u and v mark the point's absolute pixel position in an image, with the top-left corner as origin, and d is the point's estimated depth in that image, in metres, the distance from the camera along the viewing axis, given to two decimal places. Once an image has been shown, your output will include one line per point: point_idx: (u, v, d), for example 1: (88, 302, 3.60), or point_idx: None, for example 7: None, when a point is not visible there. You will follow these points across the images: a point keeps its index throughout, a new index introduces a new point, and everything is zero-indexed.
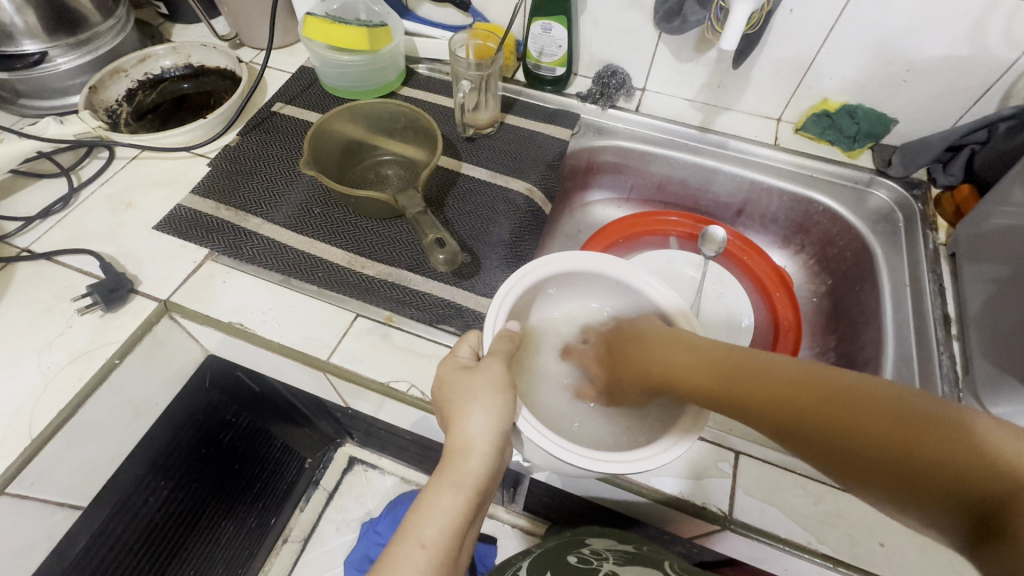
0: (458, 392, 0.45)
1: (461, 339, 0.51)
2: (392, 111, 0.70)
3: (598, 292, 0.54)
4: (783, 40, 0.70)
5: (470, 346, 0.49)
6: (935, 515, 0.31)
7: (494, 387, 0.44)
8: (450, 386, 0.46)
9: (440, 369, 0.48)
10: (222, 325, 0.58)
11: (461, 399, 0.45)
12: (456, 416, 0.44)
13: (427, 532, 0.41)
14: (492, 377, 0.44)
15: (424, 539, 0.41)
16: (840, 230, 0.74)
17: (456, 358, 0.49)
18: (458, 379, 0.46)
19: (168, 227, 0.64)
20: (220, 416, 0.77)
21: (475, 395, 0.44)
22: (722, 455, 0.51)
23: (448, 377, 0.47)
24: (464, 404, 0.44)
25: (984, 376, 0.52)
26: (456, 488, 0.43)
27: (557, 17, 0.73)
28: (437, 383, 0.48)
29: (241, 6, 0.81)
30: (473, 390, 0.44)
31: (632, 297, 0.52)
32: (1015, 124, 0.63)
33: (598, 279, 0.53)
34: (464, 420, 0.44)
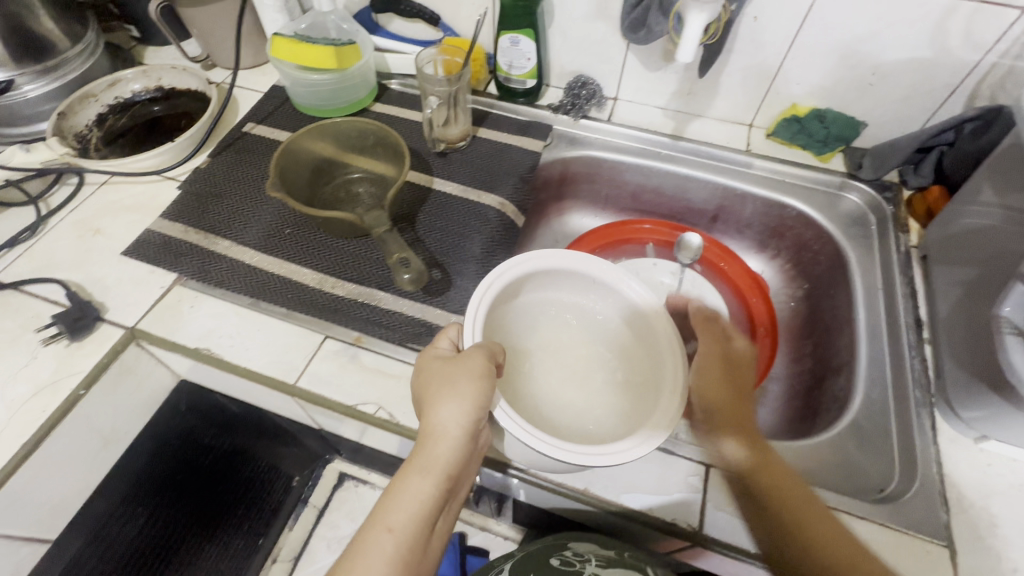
0: (436, 381, 0.45)
1: (443, 328, 0.51)
2: (361, 129, 0.69)
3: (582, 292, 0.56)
4: (749, 47, 0.70)
5: (451, 336, 0.50)
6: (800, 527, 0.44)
7: (471, 377, 0.44)
8: (429, 375, 0.46)
9: (420, 358, 0.49)
10: (189, 351, 0.57)
11: (439, 388, 0.45)
12: (432, 405, 0.45)
13: (396, 518, 0.41)
14: (469, 368, 0.44)
15: (391, 525, 0.41)
16: (814, 235, 0.74)
17: (436, 347, 0.49)
18: (436, 369, 0.46)
19: (135, 252, 0.64)
20: (198, 440, 0.76)
21: (451, 385, 0.44)
22: (693, 469, 0.50)
23: (427, 366, 0.47)
24: (441, 394, 0.44)
25: (955, 381, 0.51)
26: (428, 475, 0.43)
27: (524, 31, 0.72)
28: (416, 371, 0.49)
29: (210, 28, 0.81)
30: (450, 379, 0.44)
31: (615, 299, 0.54)
32: (981, 124, 0.63)
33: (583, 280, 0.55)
34: (440, 409, 0.44)
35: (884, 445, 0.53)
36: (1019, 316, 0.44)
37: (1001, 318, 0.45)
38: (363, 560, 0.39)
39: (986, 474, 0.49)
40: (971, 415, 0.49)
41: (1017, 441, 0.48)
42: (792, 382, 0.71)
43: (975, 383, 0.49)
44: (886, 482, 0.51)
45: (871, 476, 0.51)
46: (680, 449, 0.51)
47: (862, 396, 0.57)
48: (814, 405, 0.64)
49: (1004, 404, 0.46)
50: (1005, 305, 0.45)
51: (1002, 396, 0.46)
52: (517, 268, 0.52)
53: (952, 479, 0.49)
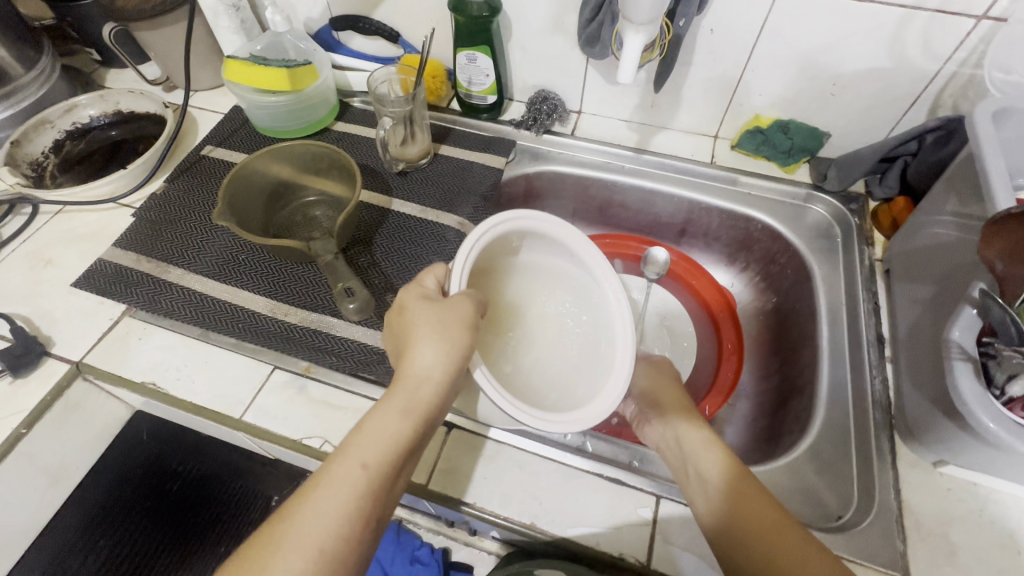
0: (421, 323, 0.45)
1: (429, 268, 0.51)
2: (314, 151, 0.68)
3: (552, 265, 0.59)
4: (708, 59, 0.69)
5: (436, 277, 0.50)
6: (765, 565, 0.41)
7: (458, 325, 0.45)
8: (413, 316, 0.46)
9: (403, 296, 0.48)
10: (136, 386, 0.56)
11: (422, 330, 0.45)
12: (415, 347, 0.44)
13: (369, 454, 0.40)
14: (458, 316, 0.45)
15: (362, 459, 0.39)
16: (781, 248, 0.72)
17: (422, 287, 0.49)
18: (421, 310, 0.46)
19: (84, 283, 0.63)
20: (165, 465, 0.73)
21: (438, 329, 0.44)
22: (642, 501, 0.50)
23: (411, 306, 0.47)
24: (425, 337, 0.44)
25: (914, 405, 0.50)
26: (406, 414, 0.42)
27: (480, 48, 0.71)
28: (396, 308, 0.48)
29: (167, 50, 0.80)
30: (438, 323, 0.44)
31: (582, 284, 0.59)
32: (943, 135, 0.62)
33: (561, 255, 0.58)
34: (425, 353, 0.44)
35: (842, 470, 0.52)
36: (968, 340, 0.43)
37: (951, 342, 0.43)
38: (327, 491, 0.37)
39: (945, 500, 0.48)
40: (928, 439, 0.48)
41: (974, 467, 0.47)
42: (759, 399, 0.69)
43: (931, 408, 0.48)
44: (842, 509, 0.49)
45: (827, 503, 0.50)
46: (631, 479, 0.51)
47: (821, 418, 0.55)
48: (778, 425, 0.62)
49: (958, 431, 0.44)
50: (953, 329, 0.44)
51: (955, 423, 0.45)
52: (517, 226, 0.53)
53: (910, 507, 0.48)
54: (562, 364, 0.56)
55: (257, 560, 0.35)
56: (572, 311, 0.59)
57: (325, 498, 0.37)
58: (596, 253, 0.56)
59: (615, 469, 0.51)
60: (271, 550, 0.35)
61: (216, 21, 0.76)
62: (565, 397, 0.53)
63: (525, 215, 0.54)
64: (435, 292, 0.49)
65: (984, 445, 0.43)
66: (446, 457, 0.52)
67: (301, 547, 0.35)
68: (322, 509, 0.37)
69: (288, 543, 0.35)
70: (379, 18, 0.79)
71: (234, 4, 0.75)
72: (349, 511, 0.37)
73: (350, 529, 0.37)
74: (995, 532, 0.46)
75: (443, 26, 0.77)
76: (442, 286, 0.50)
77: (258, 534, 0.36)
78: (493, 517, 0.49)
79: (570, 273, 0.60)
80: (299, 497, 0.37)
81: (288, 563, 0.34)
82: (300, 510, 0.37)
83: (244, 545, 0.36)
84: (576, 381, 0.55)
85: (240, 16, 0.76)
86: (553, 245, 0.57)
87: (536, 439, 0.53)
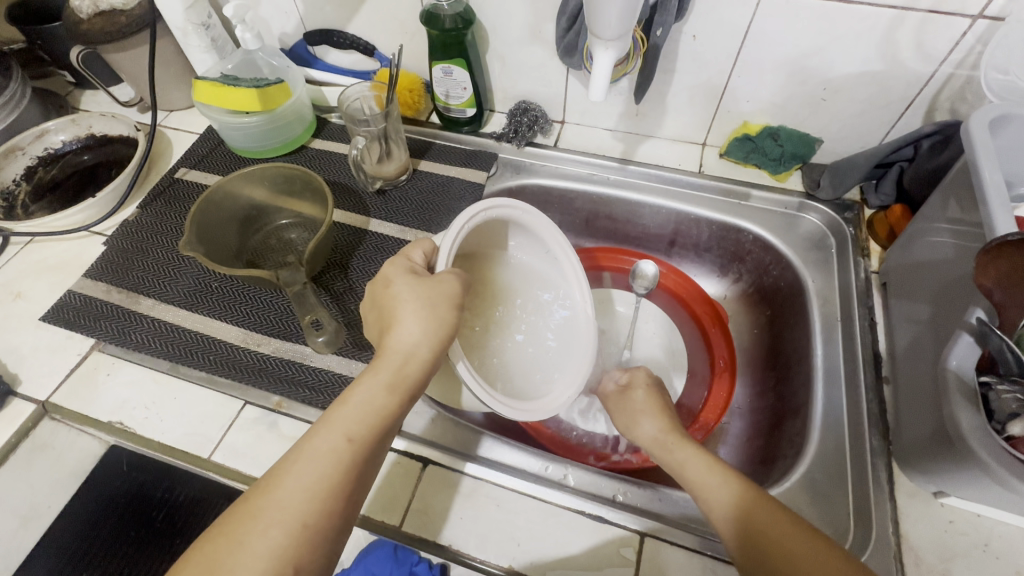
0: (408, 298, 0.43)
1: (414, 243, 0.48)
2: (286, 175, 0.66)
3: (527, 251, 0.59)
4: (691, 66, 0.66)
5: (423, 252, 0.47)
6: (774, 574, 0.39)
7: (446, 303, 0.43)
8: (398, 294, 0.44)
9: (387, 270, 0.45)
10: (103, 426, 0.55)
11: (408, 307, 0.43)
12: (401, 325, 0.42)
13: (354, 425, 0.38)
14: (448, 292, 0.43)
15: (346, 432, 0.38)
16: (773, 260, 0.69)
17: (408, 261, 0.46)
18: (407, 287, 0.43)
19: (54, 317, 0.61)
20: (150, 496, 0.59)
21: (426, 306, 0.42)
22: (626, 540, 0.47)
23: (396, 283, 0.44)
24: (412, 317, 0.42)
25: (912, 433, 0.48)
26: (392, 389, 0.40)
27: (456, 61, 0.69)
28: (378, 283, 0.46)
29: (138, 71, 0.78)
30: (428, 300, 0.43)
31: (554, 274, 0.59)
32: (939, 140, 0.59)
33: (537, 243, 0.58)
34: (412, 332, 0.42)
35: (838, 501, 0.49)
36: (967, 368, 0.41)
37: (948, 371, 0.41)
38: (309, 462, 0.36)
39: (945, 533, 0.46)
40: (925, 469, 0.46)
41: (976, 499, 0.44)
42: (754, 418, 0.67)
43: (928, 438, 0.45)
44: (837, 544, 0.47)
45: None
46: (614, 516, 0.48)
47: (815, 444, 0.53)
48: (773, 448, 0.60)
49: (957, 464, 0.42)
50: (951, 356, 0.41)
51: (951, 455, 0.42)
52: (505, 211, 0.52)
53: (908, 541, 0.46)
54: (508, 340, 0.57)
55: (236, 532, 0.34)
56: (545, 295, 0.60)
57: (307, 469, 0.36)
58: (571, 251, 0.57)
59: (597, 505, 0.49)
60: (250, 519, 0.34)
61: (185, 40, 0.74)
62: (520, 377, 0.55)
63: (507, 202, 0.52)
64: (422, 268, 0.46)
65: (983, 479, 0.41)
66: (421, 497, 0.50)
67: (282, 519, 0.34)
68: (303, 481, 0.36)
69: (268, 513, 0.34)
70: (354, 32, 0.77)
71: (203, 23, 0.73)
72: (331, 483, 0.36)
73: (332, 500, 0.36)
74: (998, 567, 0.44)
75: (418, 39, 0.75)
76: (427, 262, 0.47)
77: (238, 505, 0.35)
78: (469, 560, 0.47)
79: (537, 256, 0.60)
80: (280, 468, 0.36)
81: (267, 532, 0.33)
82: (281, 482, 0.35)
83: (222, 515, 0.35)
84: (529, 361, 0.57)
85: (210, 34, 0.74)
86: (521, 231, 0.56)
87: (515, 474, 0.51)
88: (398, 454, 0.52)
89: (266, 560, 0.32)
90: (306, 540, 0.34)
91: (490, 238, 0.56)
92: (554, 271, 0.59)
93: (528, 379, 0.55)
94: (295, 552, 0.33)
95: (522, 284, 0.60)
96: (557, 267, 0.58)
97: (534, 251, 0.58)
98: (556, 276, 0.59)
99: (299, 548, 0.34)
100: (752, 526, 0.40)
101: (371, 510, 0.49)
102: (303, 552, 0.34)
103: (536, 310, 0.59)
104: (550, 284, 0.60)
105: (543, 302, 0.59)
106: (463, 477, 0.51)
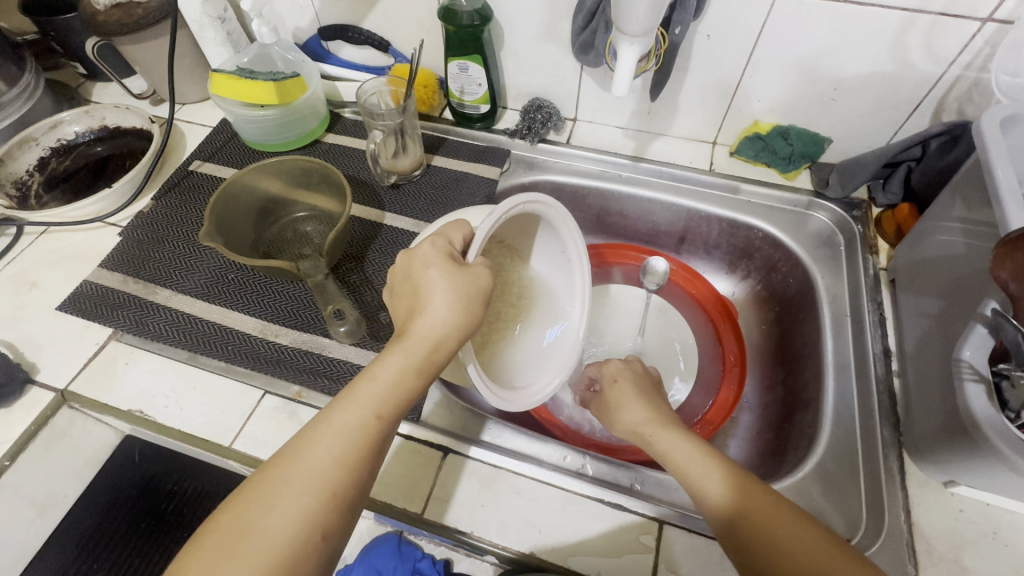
0: (443, 288, 0.41)
1: (453, 224, 0.46)
2: (304, 167, 0.66)
3: (548, 248, 0.59)
4: (705, 65, 0.67)
5: (463, 237, 0.45)
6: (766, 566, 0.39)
7: (479, 298, 0.42)
8: (429, 283, 0.42)
9: (424, 251, 0.43)
10: (122, 414, 0.55)
11: (441, 296, 0.41)
12: (432, 315, 0.41)
13: (382, 404, 0.39)
14: (482, 287, 0.42)
15: (375, 409, 0.38)
16: (782, 256, 0.70)
17: (448, 244, 0.44)
18: (441, 277, 0.41)
19: (71, 307, 0.61)
20: (160, 487, 0.69)
21: (461, 299, 0.41)
22: (645, 527, 0.48)
23: (428, 268, 0.42)
24: (443, 310, 0.41)
25: (926, 426, 0.49)
26: (420, 373, 0.40)
27: (472, 57, 0.69)
28: (411, 262, 0.43)
29: (153, 63, 0.78)
30: (462, 292, 0.41)
31: (566, 269, 0.60)
32: (948, 140, 0.60)
33: (556, 240, 0.58)
34: (441, 325, 0.41)
35: (851, 491, 0.51)
36: (981, 360, 0.42)
37: (962, 362, 0.42)
38: (338, 436, 0.37)
39: (956, 522, 0.47)
40: (938, 459, 0.47)
41: (986, 488, 0.46)
42: (764, 411, 0.68)
43: (942, 431, 0.46)
44: (850, 532, 0.48)
45: (835, 525, 0.49)
46: (632, 505, 0.49)
47: (827, 436, 0.54)
48: (784, 441, 0.61)
49: (969, 453, 0.43)
50: (964, 348, 0.42)
51: (963, 445, 0.43)
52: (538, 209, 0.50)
53: (920, 530, 0.47)
54: (506, 326, 0.59)
55: (267, 495, 0.34)
56: (560, 286, 0.61)
57: (338, 442, 0.36)
58: (583, 247, 0.57)
59: (616, 494, 0.50)
60: (280, 485, 0.35)
61: (201, 33, 0.74)
62: (523, 366, 0.57)
63: (543, 199, 0.50)
64: (460, 255, 0.44)
65: (998, 468, 0.42)
66: (442, 484, 0.51)
67: (314, 485, 0.35)
68: (333, 453, 0.36)
69: (300, 479, 0.35)
70: (369, 27, 0.78)
71: (219, 16, 0.73)
72: (358, 458, 0.36)
73: (359, 473, 0.36)
74: (1008, 555, 0.45)
75: (433, 35, 0.75)
76: (466, 245, 0.45)
77: (267, 469, 0.36)
78: (492, 547, 0.47)
79: (553, 250, 0.59)
80: (307, 437, 0.37)
81: (299, 498, 0.34)
82: (310, 451, 0.36)
83: (251, 478, 0.36)
84: (530, 348, 0.59)
85: (226, 28, 0.75)
86: (539, 223, 0.55)
87: (534, 463, 0.51)
88: (418, 442, 0.53)
89: (298, 524, 0.33)
90: (333, 508, 0.35)
91: (514, 227, 0.56)
92: (561, 263, 0.60)
93: (532, 368, 0.56)
94: (324, 519, 0.34)
95: (524, 272, 0.61)
96: (564, 259, 0.59)
97: (546, 244, 0.59)
98: (560, 268, 0.60)
99: (328, 516, 0.34)
100: (744, 509, 0.42)
101: (394, 498, 0.50)
102: (330, 520, 0.34)
103: (536, 299, 0.61)
104: (553, 273, 0.61)
105: (553, 294, 0.61)
106: (484, 466, 0.51)
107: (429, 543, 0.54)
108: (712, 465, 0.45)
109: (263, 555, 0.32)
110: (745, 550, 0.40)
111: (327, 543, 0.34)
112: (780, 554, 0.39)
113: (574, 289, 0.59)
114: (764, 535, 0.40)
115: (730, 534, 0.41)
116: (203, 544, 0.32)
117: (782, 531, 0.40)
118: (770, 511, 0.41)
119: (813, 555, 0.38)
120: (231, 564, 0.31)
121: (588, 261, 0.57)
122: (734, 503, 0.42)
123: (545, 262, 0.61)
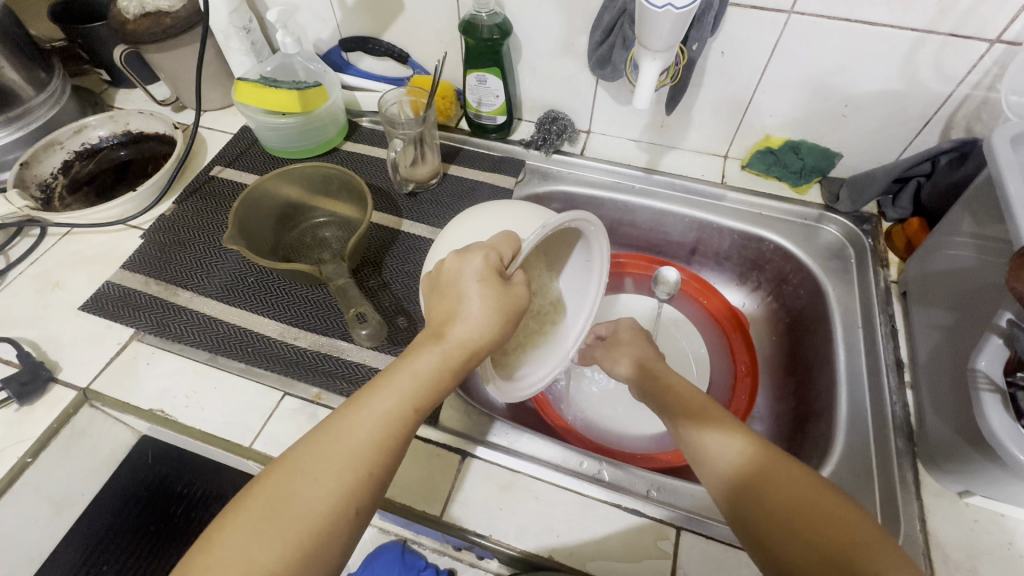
0: (482, 306, 0.41)
1: (504, 235, 0.43)
2: (326, 174, 0.67)
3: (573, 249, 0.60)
4: (718, 81, 0.69)
5: (514, 251, 0.43)
6: (770, 517, 0.39)
7: (513, 312, 0.43)
8: (469, 294, 0.41)
9: (472, 262, 0.41)
10: (144, 413, 0.55)
11: (478, 315, 0.41)
12: (470, 323, 0.42)
13: (419, 397, 0.39)
14: (515, 306, 0.43)
15: (412, 401, 0.39)
16: (794, 269, 0.71)
17: (499, 259, 0.42)
18: (484, 293, 0.41)
19: (95, 306, 0.62)
20: (170, 489, 0.70)
21: (499, 315, 0.42)
22: (662, 533, 0.49)
23: (472, 280, 0.41)
24: (482, 320, 0.42)
25: (941, 437, 0.49)
26: (453, 373, 0.41)
27: (491, 70, 0.71)
28: (459, 270, 0.42)
29: (178, 70, 0.80)
30: (499, 309, 0.42)
31: (583, 269, 0.60)
32: (957, 156, 0.62)
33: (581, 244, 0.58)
34: (476, 334, 0.42)
35: (866, 500, 0.51)
36: (996, 370, 0.42)
37: (978, 372, 0.43)
38: (376, 422, 0.37)
39: (971, 532, 0.47)
40: (954, 470, 0.48)
41: (1001, 497, 0.46)
42: (776, 421, 0.69)
43: (959, 442, 0.47)
44: None
45: None
46: (648, 510, 0.50)
47: (842, 444, 0.55)
48: (799, 451, 0.61)
49: (984, 461, 0.44)
50: (980, 358, 0.43)
51: (980, 453, 0.44)
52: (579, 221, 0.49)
53: (936, 539, 0.47)
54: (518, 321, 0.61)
55: (305, 465, 0.35)
56: (575, 284, 0.61)
57: (378, 426, 0.37)
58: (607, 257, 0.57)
59: (634, 500, 0.50)
60: (321, 459, 0.35)
61: (226, 43, 0.76)
62: (528, 361, 0.58)
63: (585, 214, 0.48)
64: (506, 271, 0.42)
65: (1016, 477, 0.42)
66: (463, 487, 0.51)
67: (352, 462, 0.35)
68: (373, 435, 0.37)
69: (339, 455, 0.35)
70: (390, 40, 0.79)
71: (244, 27, 0.75)
72: (393, 441, 0.37)
73: (392, 454, 0.37)
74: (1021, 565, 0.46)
75: (453, 48, 0.77)
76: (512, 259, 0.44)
77: (305, 442, 0.36)
78: (509, 550, 0.48)
79: (578, 254, 0.59)
80: (346, 416, 0.37)
81: (339, 473, 0.35)
82: (348, 429, 0.36)
83: (289, 449, 0.36)
84: (540, 340, 0.60)
85: (250, 38, 0.77)
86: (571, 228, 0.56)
87: (552, 467, 0.52)
88: (438, 445, 0.53)
89: (337, 498, 0.34)
90: (369, 487, 0.36)
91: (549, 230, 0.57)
92: (582, 268, 0.60)
93: (536, 365, 0.57)
94: (359, 495, 0.35)
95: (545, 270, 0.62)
96: (585, 266, 0.59)
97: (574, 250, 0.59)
98: (580, 273, 0.60)
99: (363, 492, 0.35)
100: (753, 464, 0.43)
101: (413, 501, 0.50)
102: (365, 497, 0.35)
103: (552, 298, 0.61)
104: (573, 275, 0.61)
105: (569, 289, 0.61)
106: (501, 470, 0.52)
107: (433, 552, 0.57)
108: (726, 429, 0.46)
109: (302, 524, 0.33)
110: (750, 497, 0.41)
111: (358, 518, 0.35)
112: (779, 500, 0.40)
113: (585, 289, 0.60)
114: (755, 477, 0.42)
115: (734, 485, 0.42)
116: (248, 506, 0.33)
117: (787, 484, 0.40)
118: (782, 472, 0.41)
119: (818, 503, 0.39)
120: (273, 529, 0.32)
121: (608, 268, 0.57)
122: (742, 462, 0.43)
123: (571, 263, 0.61)
